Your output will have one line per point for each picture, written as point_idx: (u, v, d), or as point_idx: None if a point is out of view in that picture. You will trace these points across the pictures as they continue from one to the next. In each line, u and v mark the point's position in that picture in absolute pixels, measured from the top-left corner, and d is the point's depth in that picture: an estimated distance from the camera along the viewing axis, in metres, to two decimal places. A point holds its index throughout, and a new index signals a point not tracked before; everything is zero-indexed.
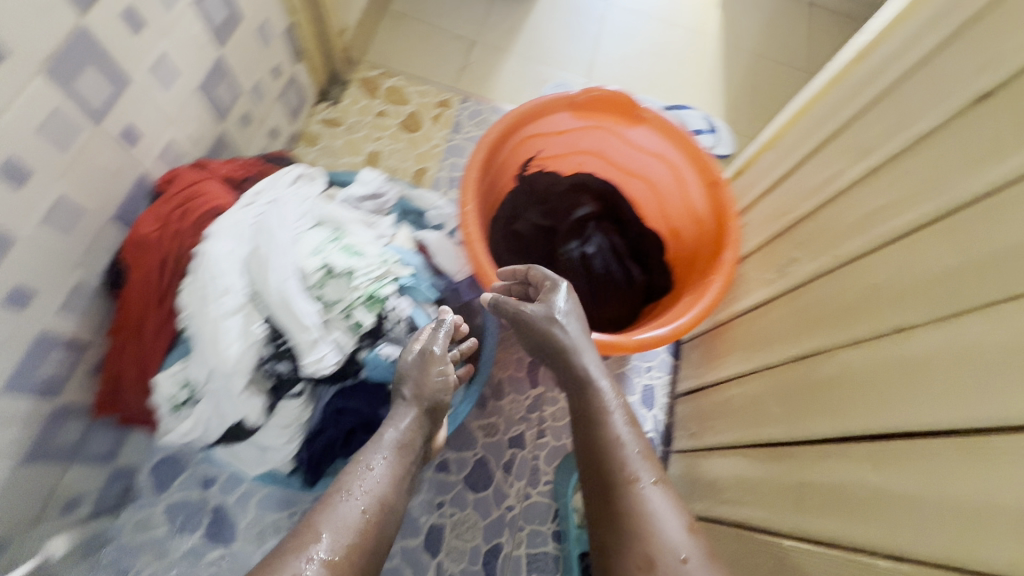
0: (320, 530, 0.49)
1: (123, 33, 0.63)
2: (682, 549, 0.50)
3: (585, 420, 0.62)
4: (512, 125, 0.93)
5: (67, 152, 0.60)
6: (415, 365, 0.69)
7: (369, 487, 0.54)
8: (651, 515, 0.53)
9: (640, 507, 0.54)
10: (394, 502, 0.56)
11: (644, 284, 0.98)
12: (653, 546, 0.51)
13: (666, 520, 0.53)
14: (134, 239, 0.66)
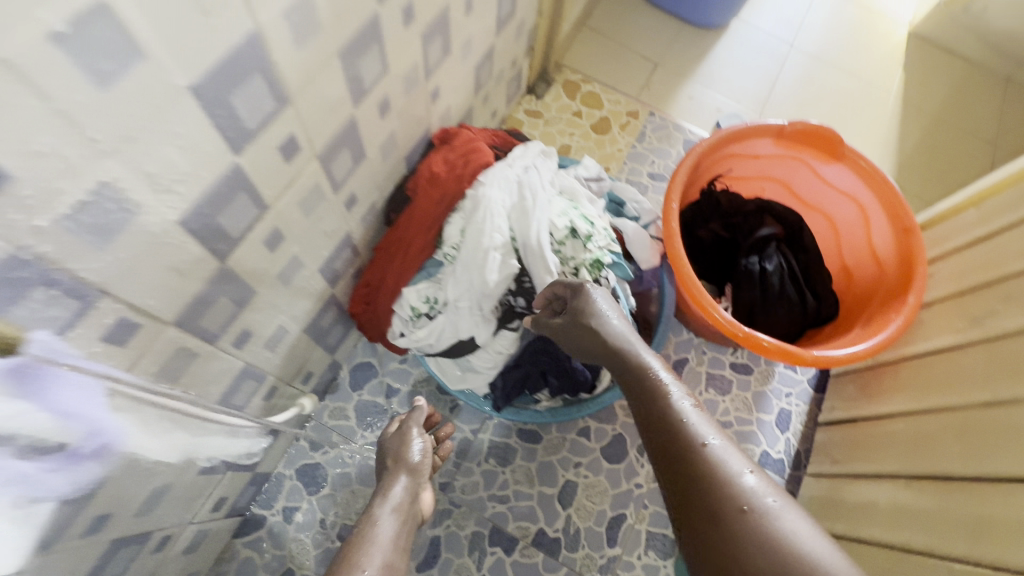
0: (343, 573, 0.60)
1: (460, 13, 0.79)
2: (758, 484, 0.49)
3: (633, 380, 0.62)
4: (719, 142, 1.02)
5: (408, 99, 0.77)
6: (399, 439, 0.86)
7: (376, 546, 0.65)
8: (729, 473, 0.50)
9: (710, 462, 0.51)
10: (397, 557, 0.67)
11: (814, 311, 1.03)
12: (730, 489, 0.49)
13: (735, 467, 0.51)
14: (429, 175, 0.83)
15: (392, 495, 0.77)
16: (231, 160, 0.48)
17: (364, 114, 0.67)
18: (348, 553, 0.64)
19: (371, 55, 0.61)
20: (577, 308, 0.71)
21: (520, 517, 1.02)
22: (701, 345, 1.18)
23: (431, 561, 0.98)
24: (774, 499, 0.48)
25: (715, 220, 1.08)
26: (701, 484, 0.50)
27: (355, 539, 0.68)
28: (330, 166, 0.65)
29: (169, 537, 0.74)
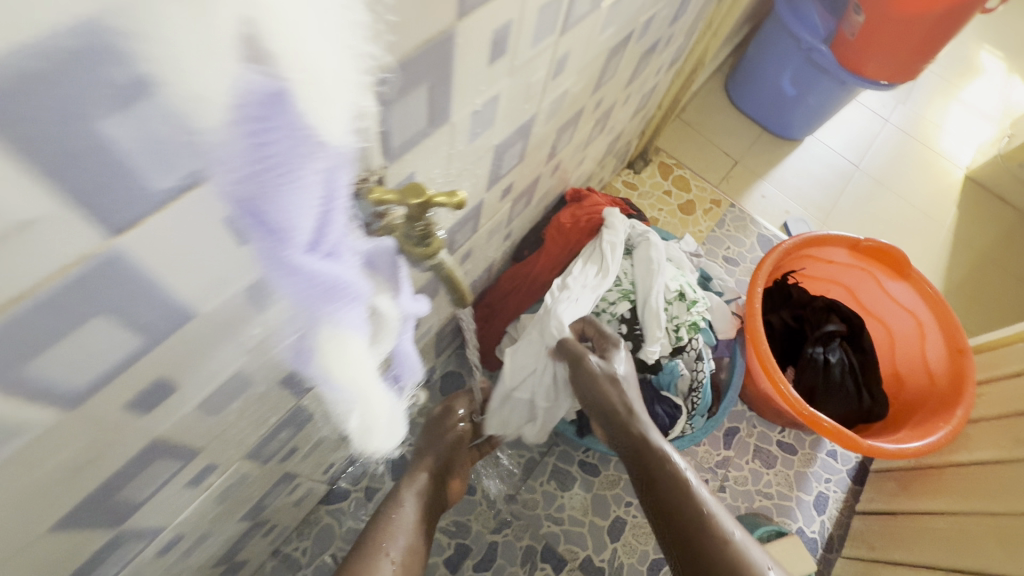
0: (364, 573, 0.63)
1: (619, 107, 0.98)
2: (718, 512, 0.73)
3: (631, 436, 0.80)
4: (801, 244, 1.18)
5: (567, 163, 0.94)
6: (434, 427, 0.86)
7: (395, 541, 0.68)
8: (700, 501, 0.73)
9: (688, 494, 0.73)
10: (416, 553, 0.70)
11: (867, 407, 1.14)
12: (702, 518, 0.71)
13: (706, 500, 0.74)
14: (558, 225, 1.00)
15: (418, 481, 0.78)
16: (482, 195, 0.64)
17: (544, 171, 0.84)
18: (371, 534, 0.68)
19: (568, 131, 0.79)
20: (602, 370, 0.82)
21: (572, 541, 1.10)
22: (752, 418, 1.27)
23: (487, 564, 1.06)
24: (746, 542, 0.71)
25: (784, 309, 1.23)
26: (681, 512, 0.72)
27: (376, 520, 0.71)
28: (513, 207, 0.82)
29: (298, 485, 0.84)
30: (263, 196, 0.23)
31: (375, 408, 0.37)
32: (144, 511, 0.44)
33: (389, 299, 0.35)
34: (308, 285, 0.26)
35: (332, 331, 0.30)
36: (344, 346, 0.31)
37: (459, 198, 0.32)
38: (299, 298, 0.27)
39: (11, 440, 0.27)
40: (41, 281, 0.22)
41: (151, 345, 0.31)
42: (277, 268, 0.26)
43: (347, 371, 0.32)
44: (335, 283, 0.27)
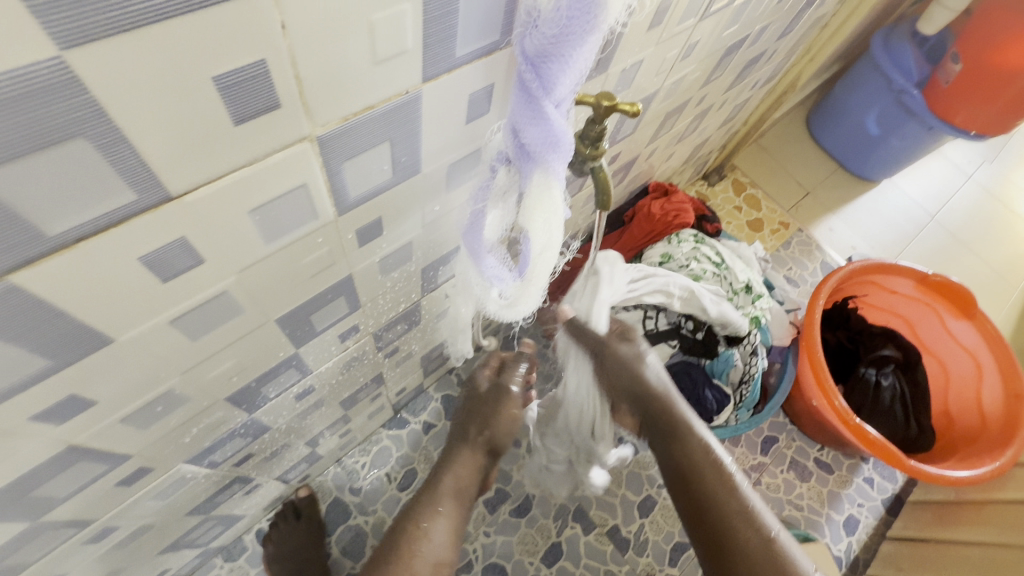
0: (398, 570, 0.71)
1: (714, 111, 1.07)
2: (747, 491, 0.72)
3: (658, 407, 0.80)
4: (867, 269, 1.22)
5: (659, 154, 1.03)
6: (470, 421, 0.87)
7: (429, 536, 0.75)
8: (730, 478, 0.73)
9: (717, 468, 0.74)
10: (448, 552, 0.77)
11: (913, 435, 1.17)
12: (728, 489, 0.71)
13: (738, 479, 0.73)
14: (646, 213, 1.09)
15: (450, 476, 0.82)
16: None
17: (641, 154, 0.93)
18: (409, 540, 0.74)
19: (671, 119, 0.88)
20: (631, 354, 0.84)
21: (602, 508, 1.16)
22: (792, 431, 1.30)
23: (522, 512, 1.13)
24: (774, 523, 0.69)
25: (841, 329, 1.27)
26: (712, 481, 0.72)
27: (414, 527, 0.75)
28: (610, 180, 0.92)
29: (379, 395, 0.96)
30: (552, 50, 0.31)
31: (535, 274, 0.46)
32: (313, 343, 0.56)
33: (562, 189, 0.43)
34: (545, 133, 0.35)
35: (542, 180, 0.37)
36: (548, 197, 0.38)
37: (638, 108, 0.40)
38: (532, 144, 0.36)
39: (310, 223, 0.38)
40: (385, 100, 0.33)
41: (391, 185, 0.42)
42: (530, 110, 0.34)
43: (537, 223, 0.40)
44: (563, 139, 0.35)
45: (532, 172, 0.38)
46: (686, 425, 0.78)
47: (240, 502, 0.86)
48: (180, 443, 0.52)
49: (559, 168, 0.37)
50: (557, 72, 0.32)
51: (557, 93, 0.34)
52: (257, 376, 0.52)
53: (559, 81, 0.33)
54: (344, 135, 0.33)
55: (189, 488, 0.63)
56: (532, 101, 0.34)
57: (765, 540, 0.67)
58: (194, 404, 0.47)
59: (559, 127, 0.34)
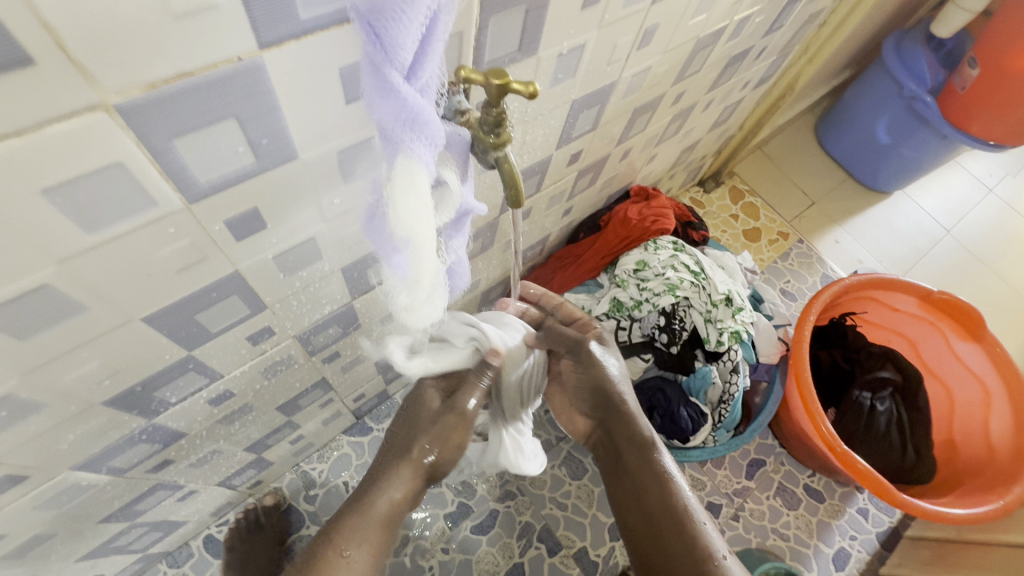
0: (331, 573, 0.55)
1: (698, 111, 1.01)
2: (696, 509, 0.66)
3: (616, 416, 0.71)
4: (865, 283, 1.13)
5: (637, 155, 0.97)
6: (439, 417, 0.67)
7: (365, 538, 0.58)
8: (681, 495, 0.66)
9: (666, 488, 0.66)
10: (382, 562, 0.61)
11: (909, 465, 1.08)
12: (677, 506, 0.65)
13: (689, 497, 0.66)
14: (624, 217, 1.03)
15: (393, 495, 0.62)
16: (551, 151, 0.69)
17: (613, 153, 0.88)
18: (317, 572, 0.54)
19: (644, 116, 0.82)
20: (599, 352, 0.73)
21: (570, 529, 1.09)
22: (781, 455, 1.22)
23: (484, 529, 1.07)
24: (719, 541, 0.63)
25: (836, 347, 1.19)
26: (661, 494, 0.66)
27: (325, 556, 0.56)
28: (577, 180, 0.86)
29: (329, 400, 0.91)
30: (385, 6, 0.26)
31: (425, 265, 0.39)
32: (212, 346, 0.51)
33: (455, 174, 0.40)
34: (397, 111, 0.29)
35: (405, 164, 0.32)
36: (411, 184, 0.33)
37: (534, 88, 0.35)
38: (386, 124, 0.30)
39: (148, 210, 0.33)
40: (208, 67, 0.28)
41: (259, 171, 0.37)
42: (375, 85, 0.29)
43: (409, 214, 0.34)
44: (422, 115, 0.30)
45: (393, 156, 0.32)
46: (646, 436, 0.69)
47: (175, 508, 0.82)
48: (59, 449, 0.48)
49: (423, 147, 0.31)
50: (395, 34, 0.27)
51: (404, 61, 0.28)
52: (142, 379, 0.48)
53: (403, 45, 0.27)
54: (159, 107, 0.28)
55: (90, 494, 0.59)
56: (375, 74, 0.28)
57: (703, 568, 0.60)
58: (58, 408, 0.43)
59: (413, 101, 0.29)
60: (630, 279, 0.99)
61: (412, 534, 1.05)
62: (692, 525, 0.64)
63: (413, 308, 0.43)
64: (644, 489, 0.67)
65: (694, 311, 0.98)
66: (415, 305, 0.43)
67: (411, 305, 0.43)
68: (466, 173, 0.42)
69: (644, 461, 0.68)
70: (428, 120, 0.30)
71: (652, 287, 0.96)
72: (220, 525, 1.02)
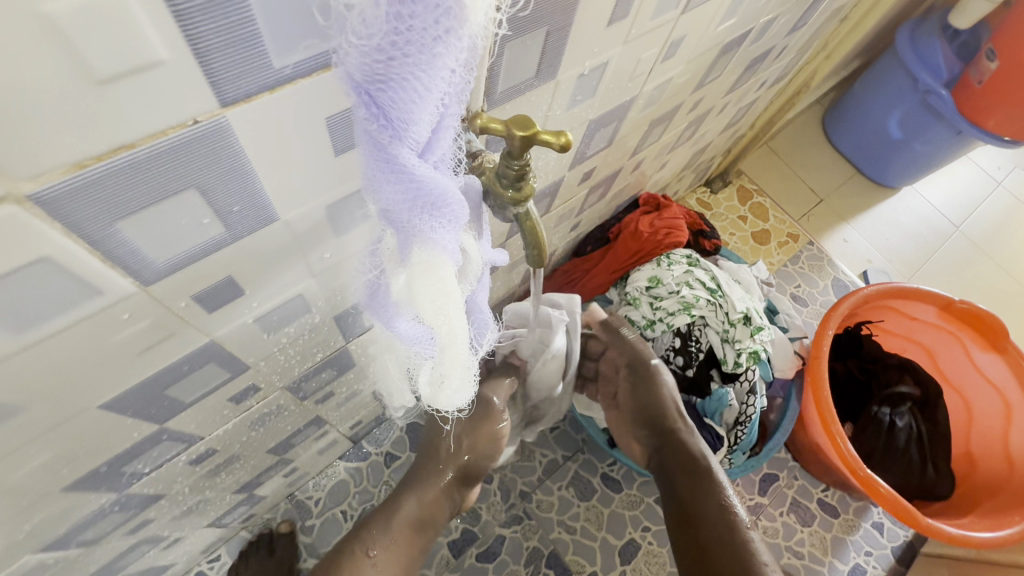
0: None
1: (713, 116, 0.94)
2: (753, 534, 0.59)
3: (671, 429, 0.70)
4: (882, 293, 1.09)
5: (649, 164, 0.91)
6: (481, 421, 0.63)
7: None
8: (740, 518, 0.60)
9: (724, 503, 0.61)
10: None
11: (929, 482, 1.05)
12: (732, 522, 0.59)
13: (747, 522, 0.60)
14: (635, 230, 0.98)
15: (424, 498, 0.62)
16: (564, 172, 0.62)
17: (625, 166, 0.81)
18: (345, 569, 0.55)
19: (660, 126, 0.76)
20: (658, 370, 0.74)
21: (579, 553, 1.05)
22: (795, 469, 1.18)
23: (491, 556, 1.02)
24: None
25: (852, 359, 1.14)
26: (718, 509, 0.61)
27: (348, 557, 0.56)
28: (588, 196, 0.80)
29: (325, 433, 0.85)
30: (388, 75, 0.21)
31: (456, 358, 0.33)
32: (189, 414, 0.45)
33: (473, 239, 0.34)
34: (412, 193, 0.24)
35: (423, 254, 0.26)
36: (435, 276, 0.27)
37: (567, 139, 0.29)
38: (398, 209, 0.25)
39: (92, 301, 0.27)
40: (153, 136, 0.22)
41: (230, 240, 0.30)
42: (384, 166, 0.24)
43: (430, 308, 0.28)
44: (442, 195, 0.25)
45: (408, 245, 0.27)
46: (704, 462, 0.65)
47: (160, 555, 0.76)
48: (13, 539, 0.42)
49: (445, 232, 0.26)
50: (405, 106, 0.22)
51: (416, 135, 0.23)
52: (106, 459, 0.42)
53: (415, 119, 0.22)
54: (90, 189, 0.22)
55: (58, 568, 0.53)
56: (381, 154, 0.23)
57: None
58: (5, 505, 0.37)
59: (429, 181, 0.24)
60: (642, 297, 0.93)
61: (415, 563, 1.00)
62: (754, 561, 0.56)
63: (439, 394, 0.38)
64: (703, 517, 0.61)
65: (710, 330, 0.93)
66: (442, 392, 0.38)
67: (438, 392, 0.38)
68: (480, 229, 0.36)
69: (700, 486, 0.63)
70: (451, 200, 0.25)
71: (666, 306, 0.91)
72: (211, 561, 0.96)
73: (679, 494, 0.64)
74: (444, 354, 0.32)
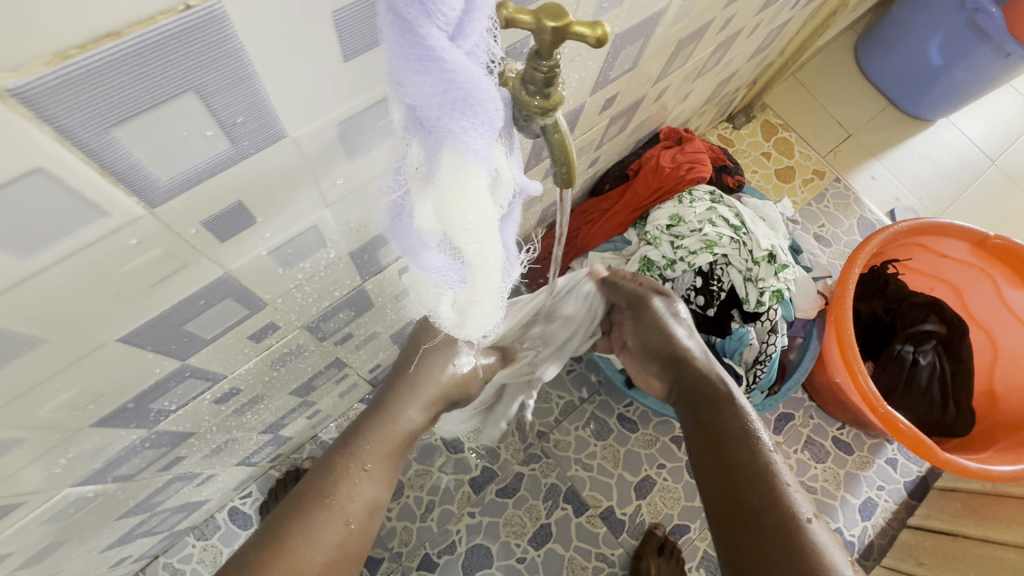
0: (344, 519, 0.51)
1: (743, 39, 0.87)
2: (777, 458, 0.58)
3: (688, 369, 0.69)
4: (914, 230, 1.05)
5: (672, 93, 0.85)
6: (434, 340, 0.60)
7: (365, 487, 0.53)
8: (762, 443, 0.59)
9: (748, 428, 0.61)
10: (380, 501, 0.55)
11: (948, 420, 1.05)
12: (757, 447, 0.59)
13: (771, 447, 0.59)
14: (656, 166, 0.94)
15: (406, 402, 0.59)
16: (585, 97, 0.58)
17: (648, 95, 0.76)
18: (337, 481, 0.52)
19: (687, 47, 0.70)
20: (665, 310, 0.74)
21: (596, 489, 1.07)
22: (811, 408, 1.18)
23: (510, 492, 1.05)
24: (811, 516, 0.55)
25: (876, 298, 1.12)
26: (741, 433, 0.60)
27: (342, 469, 0.53)
28: (608, 127, 0.76)
29: (346, 376, 0.85)
30: None
31: (486, 282, 0.33)
32: (210, 351, 0.44)
33: (504, 156, 0.32)
34: (441, 86, 0.22)
35: (454, 159, 0.25)
36: (463, 186, 0.26)
37: (603, 32, 0.25)
38: (427, 107, 0.23)
39: (96, 223, 0.25)
40: (143, 23, 0.20)
41: (237, 158, 0.28)
42: (409, 51, 0.21)
43: (461, 219, 0.27)
44: (474, 90, 0.22)
45: (437, 150, 0.25)
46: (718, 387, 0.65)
47: (195, 491, 0.79)
48: (50, 473, 0.43)
49: (478, 135, 0.24)
50: None
51: (446, 13, 0.21)
52: (133, 396, 0.42)
53: None
54: (75, 86, 0.20)
55: (99, 501, 0.55)
56: (408, 35, 0.21)
57: (787, 526, 0.53)
58: (41, 437, 0.38)
59: (460, 71, 0.22)
60: (662, 236, 0.90)
61: (437, 498, 1.04)
62: (780, 482, 0.56)
63: (467, 320, 0.38)
64: (722, 435, 0.61)
65: (732, 269, 0.90)
66: (471, 316, 0.38)
67: (464, 318, 0.38)
68: (504, 147, 0.34)
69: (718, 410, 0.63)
70: (484, 98, 0.23)
71: (687, 245, 0.88)
72: (244, 497, 1.00)
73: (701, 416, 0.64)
74: (476, 276, 0.33)
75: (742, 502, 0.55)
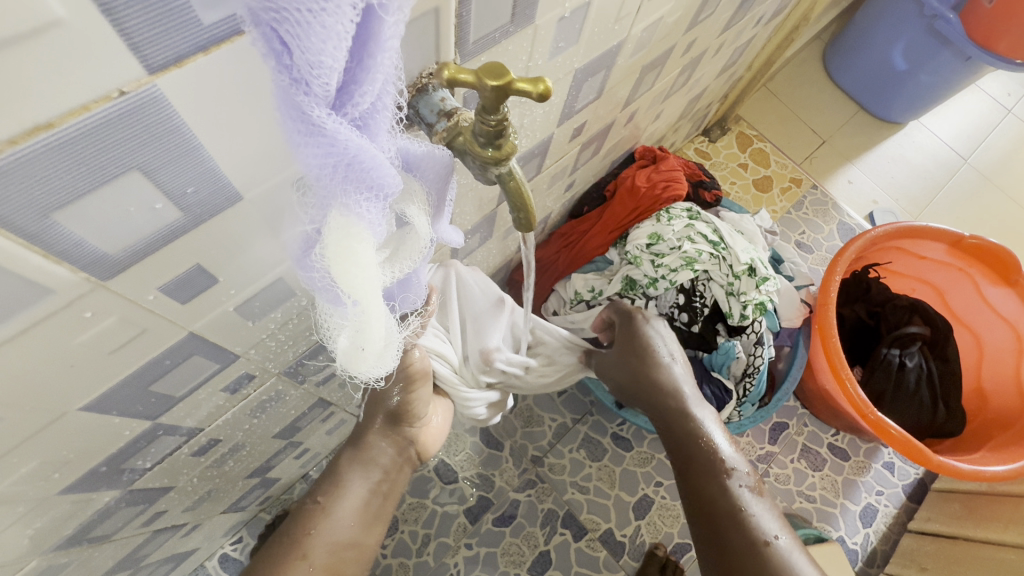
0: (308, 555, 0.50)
1: (708, 59, 0.89)
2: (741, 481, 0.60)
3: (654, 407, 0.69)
4: (889, 234, 1.07)
5: (643, 115, 0.86)
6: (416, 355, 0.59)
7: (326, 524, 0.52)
8: (726, 471, 0.61)
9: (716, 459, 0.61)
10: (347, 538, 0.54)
11: (940, 421, 1.05)
12: (722, 477, 0.60)
13: (736, 472, 0.61)
14: (632, 185, 0.95)
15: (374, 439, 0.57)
16: (552, 129, 0.59)
17: (618, 118, 0.77)
18: (297, 521, 0.52)
19: (652, 73, 0.71)
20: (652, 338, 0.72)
21: (594, 511, 1.06)
22: (804, 416, 1.18)
23: (506, 519, 1.04)
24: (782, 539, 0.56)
25: (859, 303, 1.13)
26: (708, 467, 0.61)
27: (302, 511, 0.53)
28: (581, 153, 0.76)
29: (332, 416, 0.83)
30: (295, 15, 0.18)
31: (373, 334, 0.31)
32: (182, 407, 0.44)
33: (424, 214, 0.32)
34: (324, 152, 0.22)
35: (342, 218, 0.25)
36: (349, 240, 0.26)
37: (545, 87, 0.26)
38: (310, 169, 0.23)
39: (43, 301, 0.25)
40: (74, 113, 0.20)
41: (191, 226, 0.28)
42: (292, 117, 0.21)
43: (345, 278, 0.27)
44: (357, 156, 0.23)
45: (324, 206, 0.25)
46: (688, 419, 0.66)
47: (181, 542, 0.77)
48: (19, 543, 0.42)
49: (364, 198, 0.24)
50: (310, 52, 0.19)
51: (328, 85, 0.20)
52: (104, 459, 0.41)
53: (323, 69, 0.20)
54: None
55: (75, 563, 0.53)
56: (289, 103, 0.20)
57: (752, 553, 0.55)
58: (6, 509, 0.37)
59: (342, 140, 0.22)
60: (643, 256, 0.91)
61: (433, 531, 1.02)
62: (742, 505, 0.58)
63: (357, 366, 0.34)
64: (693, 464, 0.62)
65: (714, 285, 0.90)
66: (358, 363, 0.33)
67: (355, 362, 0.33)
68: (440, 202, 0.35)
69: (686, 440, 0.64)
70: (368, 164, 0.23)
71: (668, 263, 0.89)
72: (234, 543, 0.98)
73: (675, 445, 0.65)
74: (360, 326, 0.31)
75: (714, 532, 0.59)
